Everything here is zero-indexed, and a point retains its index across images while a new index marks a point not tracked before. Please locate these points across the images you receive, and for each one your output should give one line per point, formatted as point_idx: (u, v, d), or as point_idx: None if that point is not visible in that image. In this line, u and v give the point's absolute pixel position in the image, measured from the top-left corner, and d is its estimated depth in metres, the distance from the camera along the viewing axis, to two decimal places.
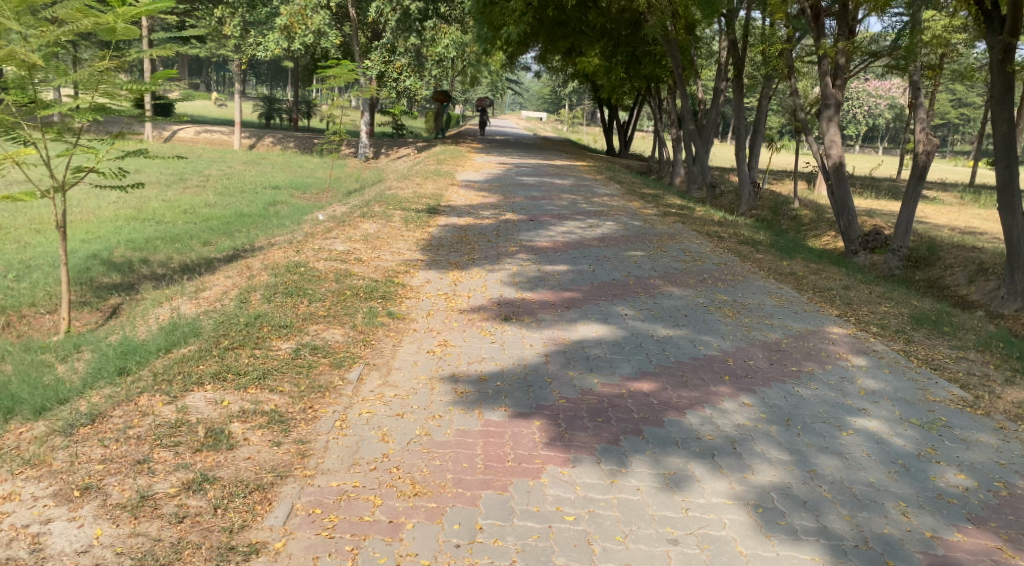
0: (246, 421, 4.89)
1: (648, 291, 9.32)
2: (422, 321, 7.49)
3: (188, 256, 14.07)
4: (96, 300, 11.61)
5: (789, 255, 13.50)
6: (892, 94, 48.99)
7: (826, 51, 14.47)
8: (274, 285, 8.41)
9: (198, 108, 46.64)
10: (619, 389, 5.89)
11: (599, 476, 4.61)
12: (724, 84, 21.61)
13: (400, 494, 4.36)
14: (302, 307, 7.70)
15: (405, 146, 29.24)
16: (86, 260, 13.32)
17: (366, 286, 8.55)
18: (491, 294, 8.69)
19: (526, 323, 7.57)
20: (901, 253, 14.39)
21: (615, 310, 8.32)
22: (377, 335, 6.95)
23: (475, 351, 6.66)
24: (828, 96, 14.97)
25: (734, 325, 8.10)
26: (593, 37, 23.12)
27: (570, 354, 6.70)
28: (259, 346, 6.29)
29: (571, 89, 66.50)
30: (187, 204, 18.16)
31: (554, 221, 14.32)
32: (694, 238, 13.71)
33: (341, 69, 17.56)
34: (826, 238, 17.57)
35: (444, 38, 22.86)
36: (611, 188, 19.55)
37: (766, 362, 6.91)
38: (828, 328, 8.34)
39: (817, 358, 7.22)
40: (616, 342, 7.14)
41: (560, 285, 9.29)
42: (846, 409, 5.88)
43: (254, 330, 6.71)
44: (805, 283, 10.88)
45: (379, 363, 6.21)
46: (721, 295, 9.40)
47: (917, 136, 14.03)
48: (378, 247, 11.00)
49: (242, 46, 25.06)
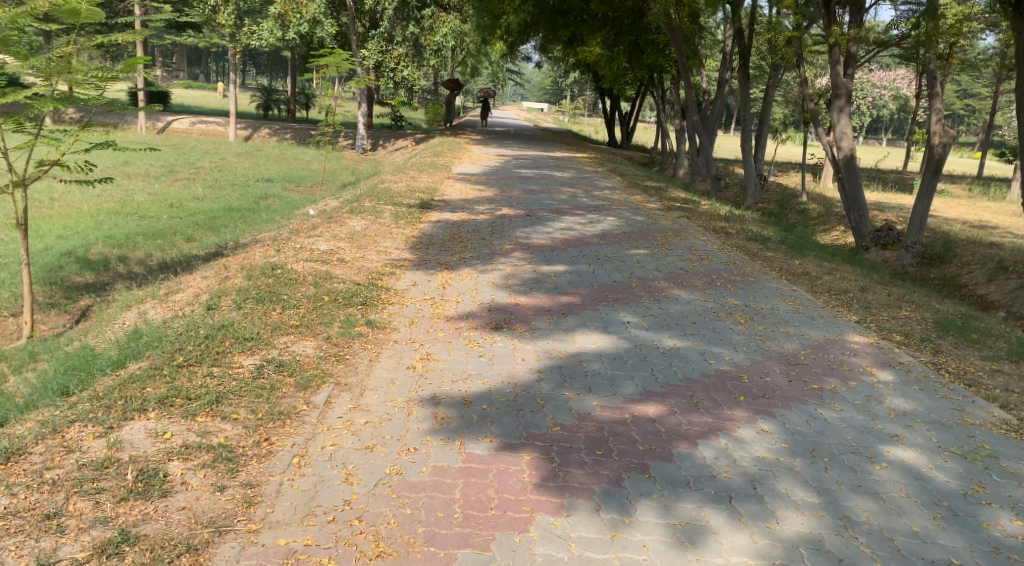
0: (188, 459, 4.25)
1: (652, 295, 8.63)
2: (403, 331, 6.80)
3: (169, 253, 13.39)
4: (66, 302, 10.95)
5: (799, 252, 12.81)
6: (898, 85, 48.24)
7: (837, 39, 13.75)
8: (246, 289, 7.75)
9: (195, 98, 45.85)
10: (620, 413, 5.22)
11: (598, 529, 3.96)
12: (730, 75, 20.92)
13: (359, 556, 3.76)
14: (274, 315, 7.04)
15: (404, 137, 28.52)
16: (59, 258, 12.63)
17: (346, 290, 7.88)
18: (482, 300, 7.99)
19: (518, 333, 6.89)
20: (915, 250, 13.67)
21: (617, 317, 7.63)
22: (353, 348, 6.27)
23: (460, 367, 5.98)
24: (839, 86, 14.21)
25: (747, 335, 7.41)
26: (595, 25, 22.37)
27: (566, 371, 6.01)
28: (220, 363, 5.64)
29: (574, 77, 65.48)
30: (173, 198, 17.47)
31: (552, 216, 13.64)
32: (699, 234, 13.03)
33: (334, 57, 16.76)
34: (835, 234, 16.90)
35: (443, 27, 22.06)
36: (612, 180, 18.85)
37: (785, 380, 6.23)
38: (849, 338, 7.65)
39: (839, 374, 6.53)
40: (617, 356, 6.46)
41: (558, 288, 8.60)
42: (878, 436, 5.21)
43: (215, 342, 6.04)
44: (818, 284, 10.20)
45: (351, 382, 5.52)
46: (730, 299, 8.71)
47: (932, 127, 13.27)
48: (364, 245, 10.31)
49: (236, 35, 24.07)
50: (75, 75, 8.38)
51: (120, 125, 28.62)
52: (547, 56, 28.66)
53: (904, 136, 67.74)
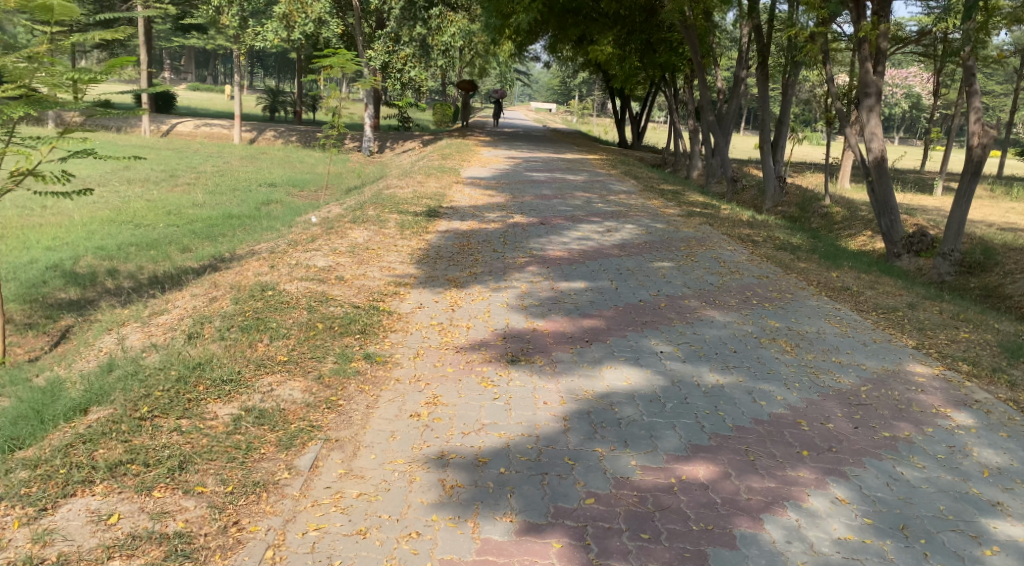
0: (133, 557, 3.59)
1: (684, 317, 7.75)
2: (407, 367, 5.94)
3: (162, 265, 12.61)
4: (47, 322, 10.14)
5: (832, 263, 11.87)
6: (911, 83, 47.07)
7: (867, 35, 12.83)
8: (232, 315, 6.94)
9: (202, 100, 44.98)
10: (665, 476, 4.41)
11: None
12: (748, 74, 19.94)
13: None
14: (260, 349, 6.21)
15: (411, 139, 27.67)
16: (44, 272, 11.86)
17: (343, 315, 7.02)
18: (495, 325, 7.11)
19: (538, 368, 6.01)
20: (952, 258, 12.53)
21: (648, 345, 6.75)
22: (347, 391, 5.42)
23: (471, 414, 5.12)
24: (869, 84, 13.24)
25: (797, 367, 6.52)
26: (605, 24, 21.48)
27: (596, 418, 5.13)
28: (189, 413, 4.80)
29: (584, 75, 64.36)
30: (171, 204, 16.70)
31: (568, 225, 12.77)
32: (725, 243, 12.15)
33: (337, 58, 15.84)
34: (861, 239, 15.94)
35: (451, 26, 21.24)
36: (626, 184, 18.00)
37: (850, 425, 5.36)
38: (910, 368, 6.78)
39: (911, 416, 5.63)
40: (652, 396, 5.59)
41: (580, 309, 7.71)
42: (976, 504, 4.44)
43: (187, 387, 5.18)
44: (861, 301, 9.29)
45: (343, 437, 4.69)
46: (772, 322, 7.81)
47: (971, 127, 12.20)
48: (366, 260, 9.45)
49: (239, 35, 23.18)
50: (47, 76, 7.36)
51: (123, 128, 27.96)
52: (558, 56, 27.77)
53: (916, 135, 66.21)
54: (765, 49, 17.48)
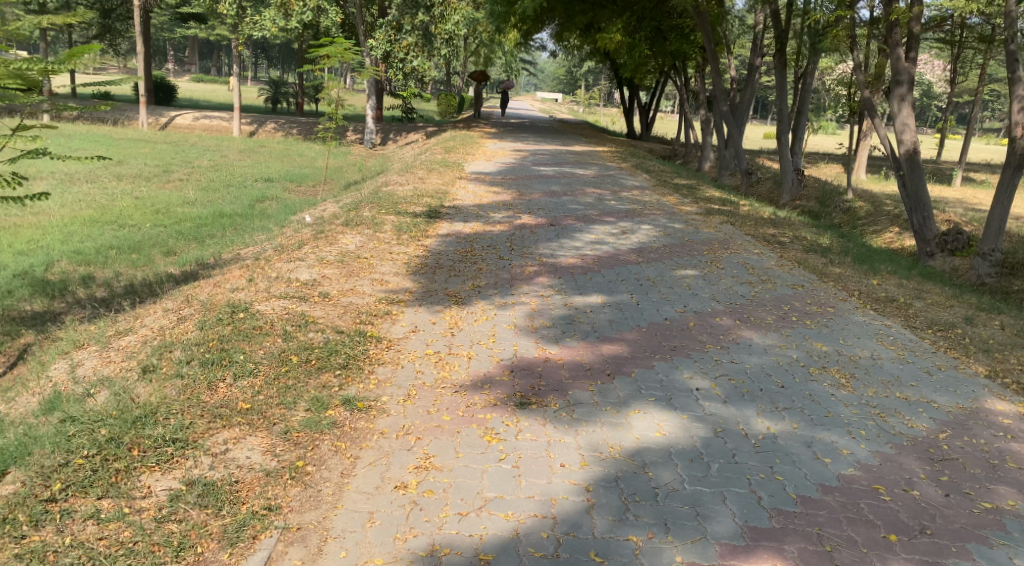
0: None
1: (717, 340, 6.71)
2: (394, 414, 4.90)
3: (143, 271, 11.61)
4: (5, 338, 9.09)
5: (869, 267, 10.81)
6: (926, 72, 45.68)
7: (898, 18, 11.57)
8: (194, 343, 5.89)
9: (205, 93, 43.93)
10: None
11: None
12: (763, 62, 18.75)
13: None
14: (221, 392, 5.23)
15: (415, 131, 26.55)
16: (13, 280, 10.84)
17: (322, 345, 5.97)
18: (501, 354, 6.08)
19: (553, 414, 4.97)
20: (993, 258, 10.97)
21: (681, 379, 5.71)
22: (319, 452, 4.45)
23: (471, 484, 4.21)
24: (901, 72, 11.98)
25: (858, 407, 5.48)
26: (613, 11, 20.41)
27: (627, 489, 4.23)
28: (114, 490, 3.96)
29: (591, 65, 63.24)
30: (160, 203, 15.67)
31: (580, 225, 11.74)
32: (751, 245, 11.13)
33: (336, 47, 14.67)
34: (889, 236, 14.87)
35: (455, 14, 19.68)
36: (639, 178, 16.97)
37: (940, 490, 4.42)
38: (991, 406, 5.76)
39: (1009, 475, 4.65)
40: (692, 452, 4.59)
41: (598, 333, 6.67)
42: None
43: (117, 450, 4.18)
44: (913, 315, 8.26)
45: (307, 524, 3.97)
46: (818, 345, 6.79)
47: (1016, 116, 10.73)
48: (355, 272, 8.45)
49: (236, 25, 21.96)
50: (9, 86, 5.66)
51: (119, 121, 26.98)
52: (564, 45, 26.65)
53: (929, 124, 64.73)
54: (783, 36, 16.18)
